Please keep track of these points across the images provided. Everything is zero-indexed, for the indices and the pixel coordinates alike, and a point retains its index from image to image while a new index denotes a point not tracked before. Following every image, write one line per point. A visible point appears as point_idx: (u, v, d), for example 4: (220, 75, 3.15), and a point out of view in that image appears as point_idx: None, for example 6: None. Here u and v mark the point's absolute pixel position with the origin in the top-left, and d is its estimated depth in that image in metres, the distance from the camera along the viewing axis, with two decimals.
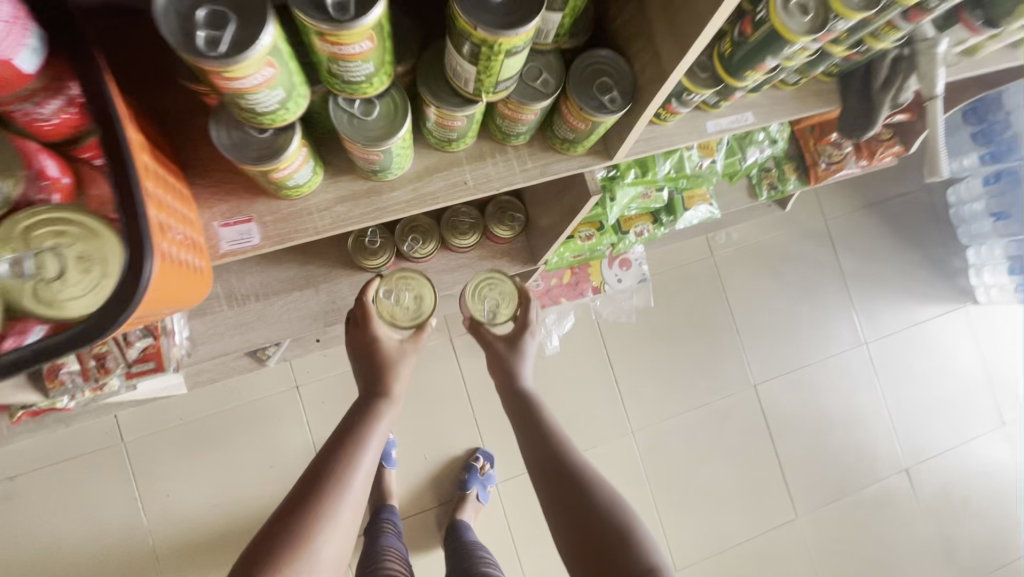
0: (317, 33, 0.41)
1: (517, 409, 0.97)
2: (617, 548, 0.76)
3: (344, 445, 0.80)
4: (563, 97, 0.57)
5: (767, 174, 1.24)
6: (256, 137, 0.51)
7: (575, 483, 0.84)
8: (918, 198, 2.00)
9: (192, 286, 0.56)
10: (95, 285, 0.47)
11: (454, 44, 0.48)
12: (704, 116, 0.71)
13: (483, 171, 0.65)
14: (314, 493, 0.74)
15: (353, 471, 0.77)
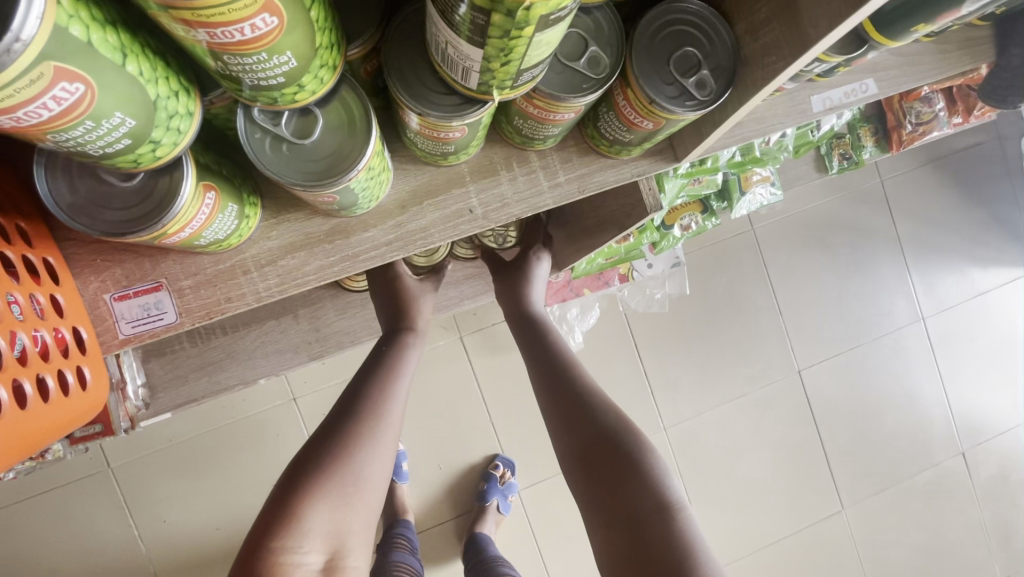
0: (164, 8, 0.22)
1: (527, 337, 0.82)
2: (650, 500, 0.63)
3: (370, 376, 0.71)
4: (619, 83, 0.38)
5: (840, 142, 1.01)
6: (122, 187, 0.35)
7: (602, 420, 0.69)
8: (986, 149, 1.76)
9: (61, 408, 0.42)
10: None
11: (440, 11, 0.27)
12: (809, 90, 0.51)
13: (495, 191, 0.46)
14: (341, 427, 0.64)
15: (388, 401, 0.68)
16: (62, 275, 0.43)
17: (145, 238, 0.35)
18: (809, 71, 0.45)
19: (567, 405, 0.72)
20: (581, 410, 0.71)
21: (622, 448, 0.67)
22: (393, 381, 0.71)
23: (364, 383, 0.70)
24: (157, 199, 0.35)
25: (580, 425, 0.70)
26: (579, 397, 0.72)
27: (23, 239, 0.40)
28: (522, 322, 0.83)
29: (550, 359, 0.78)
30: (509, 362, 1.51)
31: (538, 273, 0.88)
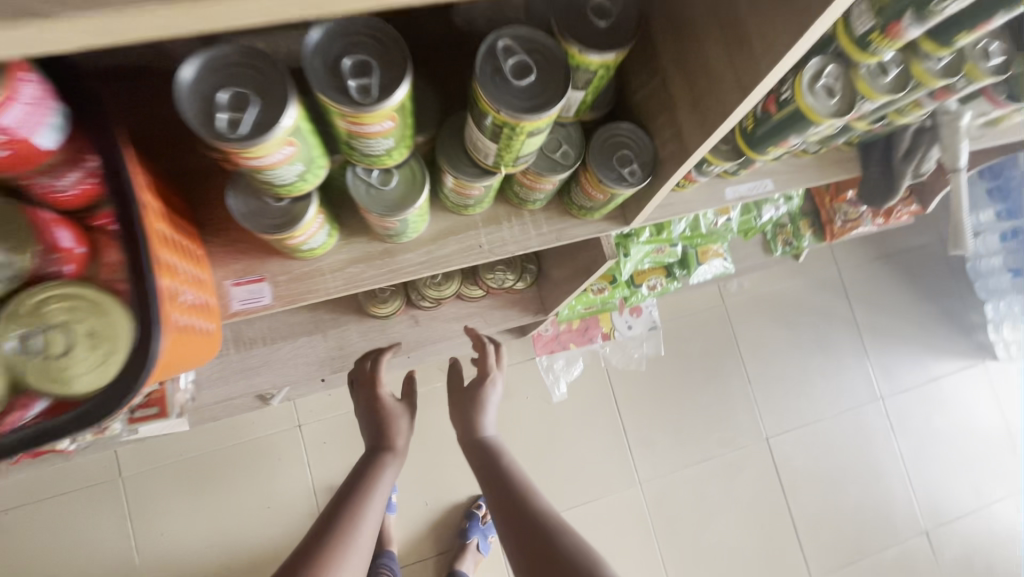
0: (338, 113, 0.41)
1: (485, 464, 0.87)
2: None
3: (351, 487, 0.77)
4: (583, 168, 0.58)
5: (782, 231, 1.23)
6: (273, 206, 0.53)
7: (559, 534, 0.75)
8: (932, 251, 1.99)
9: (203, 347, 0.53)
10: (100, 365, 0.39)
11: (475, 120, 0.47)
12: (722, 183, 0.72)
13: (498, 235, 0.65)
14: (316, 550, 0.68)
15: (360, 523, 0.72)
16: (203, 264, 0.56)
17: (276, 239, 0.53)
18: (711, 169, 0.65)
19: (524, 523, 0.77)
20: (540, 527, 0.76)
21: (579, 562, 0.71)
22: (367, 503, 0.75)
23: (341, 505, 0.74)
24: (292, 216, 0.53)
25: (540, 538, 0.74)
26: (538, 515, 0.78)
27: (188, 233, 0.53)
28: (481, 447, 0.89)
29: (511, 475, 0.84)
30: None
31: (491, 399, 0.95)
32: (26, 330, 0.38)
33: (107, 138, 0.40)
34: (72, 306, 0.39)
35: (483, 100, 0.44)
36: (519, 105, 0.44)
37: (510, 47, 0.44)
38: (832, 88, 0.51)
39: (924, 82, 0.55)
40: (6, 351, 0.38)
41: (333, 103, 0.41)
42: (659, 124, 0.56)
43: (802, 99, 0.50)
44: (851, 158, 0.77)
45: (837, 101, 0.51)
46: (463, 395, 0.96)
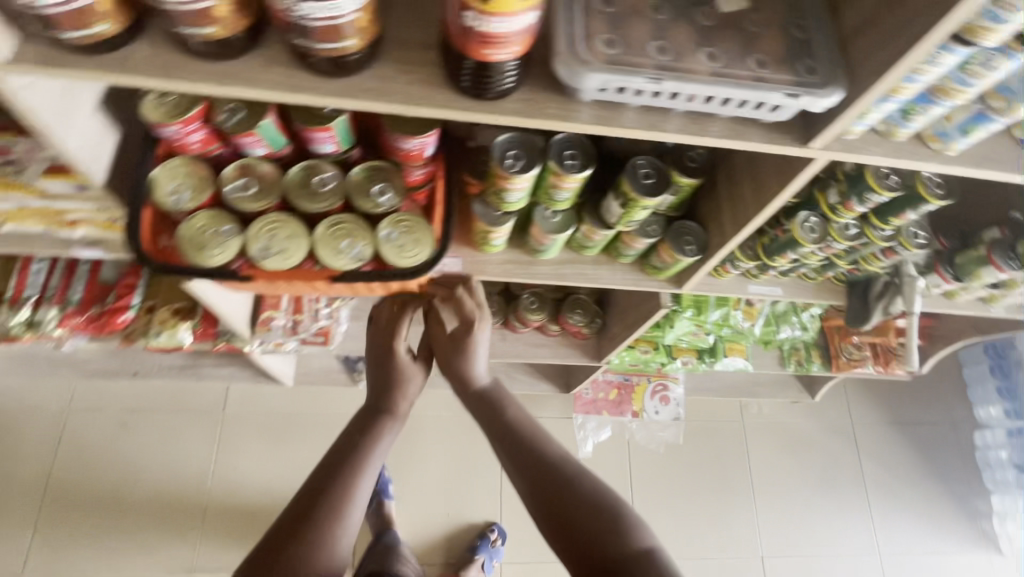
0: (555, 172, 0.81)
1: (488, 417, 0.86)
2: (613, 556, 0.68)
3: (350, 446, 0.80)
4: (662, 240, 0.96)
5: (796, 352, 1.55)
6: (492, 213, 0.91)
7: (558, 478, 0.75)
8: (945, 430, 2.18)
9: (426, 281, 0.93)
10: (417, 254, 0.79)
11: (613, 194, 0.87)
12: (747, 281, 1.08)
13: (599, 270, 1.04)
14: (318, 503, 0.71)
15: (360, 476, 0.75)
16: None
17: (484, 230, 0.92)
18: (739, 265, 1.03)
19: (528, 464, 0.78)
20: (538, 473, 0.76)
21: (578, 503, 0.72)
22: (366, 457, 0.78)
23: (342, 460, 0.77)
24: (502, 221, 0.91)
25: (540, 483, 0.75)
26: (537, 457, 0.78)
27: None
28: (481, 403, 0.87)
29: (505, 425, 0.84)
30: None
31: (482, 340, 0.91)
32: (389, 228, 0.79)
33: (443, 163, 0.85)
34: (411, 225, 0.80)
35: (624, 184, 0.83)
36: (643, 190, 0.82)
37: (648, 162, 0.83)
38: (815, 228, 0.90)
39: (874, 240, 0.92)
40: (380, 235, 0.79)
41: (556, 166, 0.80)
42: (712, 225, 0.93)
43: (795, 229, 0.89)
44: (840, 289, 1.13)
45: (817, 235, 0.89)
46: (452, 348, 0.91)
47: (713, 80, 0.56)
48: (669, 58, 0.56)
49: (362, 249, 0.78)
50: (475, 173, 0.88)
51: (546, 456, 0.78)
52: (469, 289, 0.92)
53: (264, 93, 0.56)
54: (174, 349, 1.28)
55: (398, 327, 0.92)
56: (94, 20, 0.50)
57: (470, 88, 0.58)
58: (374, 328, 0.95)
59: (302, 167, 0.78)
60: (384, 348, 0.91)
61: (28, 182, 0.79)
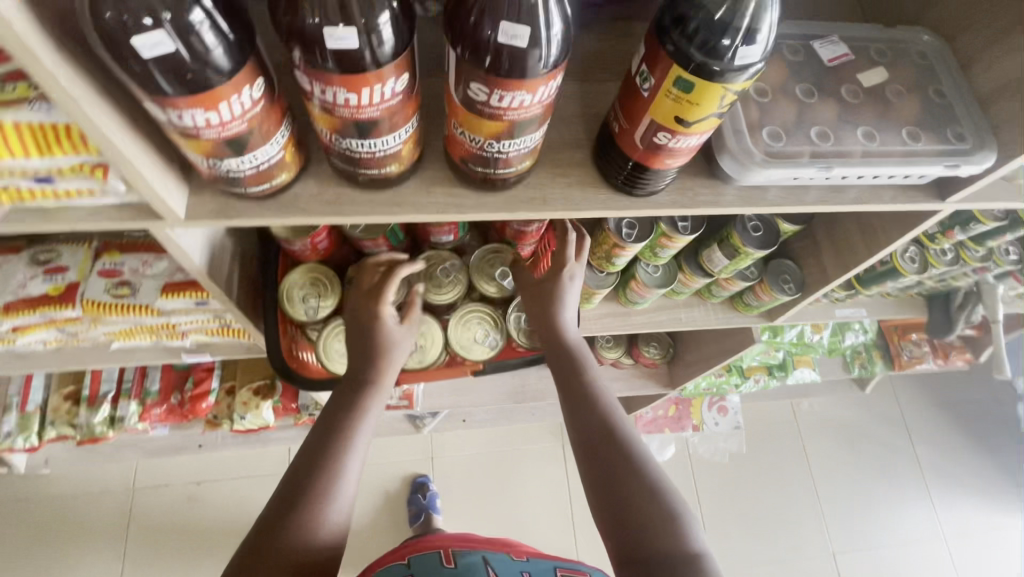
0: (667, 234, 0.81)
1: (564, 368, 0.76)
2: (668, 557, 0.63)
3: (336, 418, 0.68)
4: (759, 281, 0.97)
5: (858, 356, 1.59)
6: (595, 274, 0.93)
7: (620, 459, 0.69)
8: (989, 405, 2.22)
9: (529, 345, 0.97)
10: None
11: (718, 246, 0.87)
12: (833, 306, 1.09)
13: (691, 312, 1.05)
14: (300, 492, 0.63)
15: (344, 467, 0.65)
16: None
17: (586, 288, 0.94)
18: (832, 293, 1.03)
19: (590, 434, 0.72)
20: (597, 451, 0.71)
21: (640, 491, 0.67)
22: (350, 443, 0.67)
23: (326, 442, 0.67)
24: (606, 282, 0.93)
25: (600, 461, 0.70)
26: (601, 429, 0.72)
27: None
28: (560, 351, 0.76)
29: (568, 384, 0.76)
30: None
31: (574, 287, 0.75)
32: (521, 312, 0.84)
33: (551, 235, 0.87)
34: None
35: (734, 236, 0.83)
36: (755, 242, 0.83)
37: (754, 215, 0.85)
38: (915, 258, 0.91)
39: (968, 260, 0.94)
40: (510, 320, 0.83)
41: (669, 227, 0.80)
42: (808, 262, 0.94)
43: (896, 259, 0.90)
44: (918, 301, 1.15)
45: (918, 265, 0.90)
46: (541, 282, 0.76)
47: (874, 161, 0.57)
48: (830, 143, 0.58)
49: (497, 335, 0.81)
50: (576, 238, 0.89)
51: (607, 430, 0.72)
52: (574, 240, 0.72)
53: (433, 215, 0.56)
54: (259, 429, 1.27)
55: (388, 282, 0.69)
56: (276, 172, 0.50)
57: (623, 186, 0.59)
58: (363, 283, 0.72)
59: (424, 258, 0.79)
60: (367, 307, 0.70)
61: (145, 303, 0.77)
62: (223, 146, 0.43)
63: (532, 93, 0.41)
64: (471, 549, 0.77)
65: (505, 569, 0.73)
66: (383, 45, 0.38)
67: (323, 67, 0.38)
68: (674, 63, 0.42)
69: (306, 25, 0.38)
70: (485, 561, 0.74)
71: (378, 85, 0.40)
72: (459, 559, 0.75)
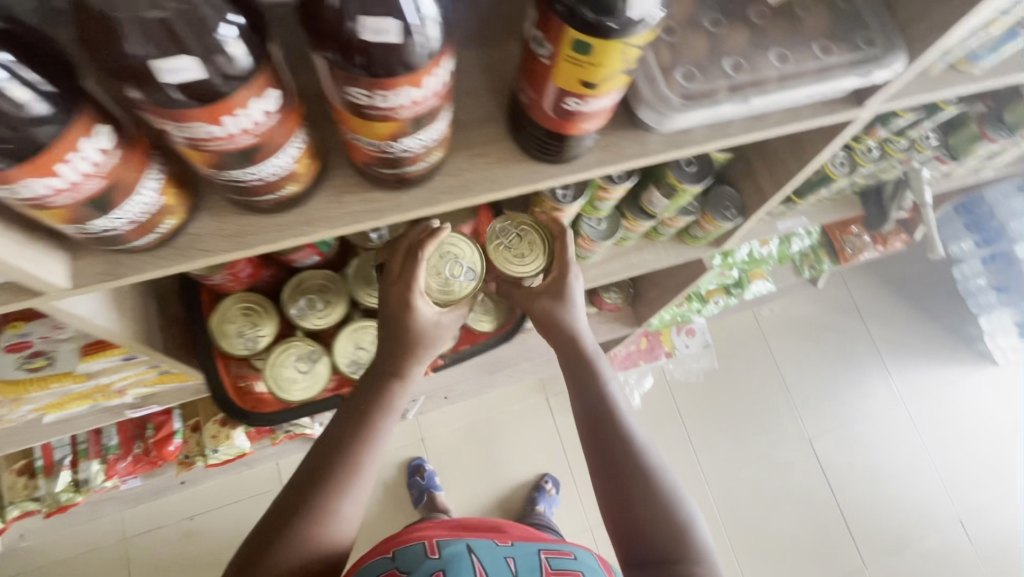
0: (602, 187, 0.80)
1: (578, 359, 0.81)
2: (655, 554, 0.70)
3: (348, 441, 0.71)
4: (701, 212, 0.97)
5: (807, 257, 1.65)
6: None
7: (622, 464, 0.75)
8: (928, 275, 2.37)
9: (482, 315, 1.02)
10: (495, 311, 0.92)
11: (655, 187, 0.86)
12: (776, 220, 1.12)
13: (643, 255, 1.05)
14: (323, 482, 0.69)
15: (361, 466, 0.70)
16: None
17: None
18: (771, 210, 1.05)
19: (603, 425, 0.78)
20: (604, 454, 0.77)
21: (637, 489, 0.73)
22: (375, 439, 0.72)
23: (350, 439, 0.71)
24: None
25: (613, 454, 0.76)
26: (610, 424, 0.77)
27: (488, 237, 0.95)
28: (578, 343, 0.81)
29: (578, 378, 0.81)
30: None
31: (580, 290, 0.80)
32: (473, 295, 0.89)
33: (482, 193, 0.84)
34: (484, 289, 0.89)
35: (669, 176, 0.83)
36: (688, 178, 0.82)
37: None
38: (843, 161, 0.92)
39: (893, 154, 0.96)
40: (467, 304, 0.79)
41: (601, 181, 0.79)
42: (745, 186, 0.95)
43: (827, 167, 0.91)
44: (852, 200, 1.19)
45: (847, 168, 0.92)
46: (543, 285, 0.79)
47: (790, 84, 0.58)
48: (745, 73, 0.58)
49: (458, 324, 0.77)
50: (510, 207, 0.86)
51: (611, 435, 0.77)
52: (571, 237, 0.77)
53: (351, 225, 0.52)
54: (237, 457, 1.23)
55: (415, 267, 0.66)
56: (161, 218, 0.45)
57: (543, 155, 0.55)
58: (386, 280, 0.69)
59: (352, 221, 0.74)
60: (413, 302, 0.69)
61: (66, 370, 0.71)
62: (83, 208, 0.37)
63: (420, 87, 0.37)
64: (454, 538, 0.78)
65: (491, 557, 0.76)
66: (237, 63, 0.34)
67: (170, 106, 0.33)
68: (564, 25, 0.39)
69: (127, 57, 0.32)
70: (469, 550, 0.76)
71: (243, 111, 0.35)
72: (443, 549, 0.75)
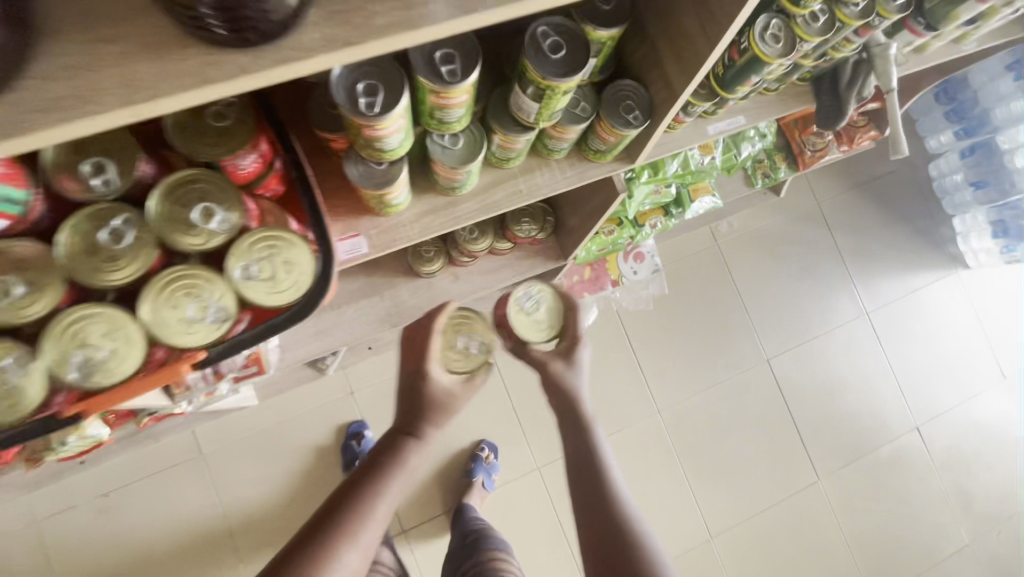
0: (431, 90, 0.58)
1: (574, 429, 0.82)
2: None
3: (360, 492, 0.67)
4: (598, 119, 0.74)
5: (760, 165, 1.42)
6: (376, 169, 0.68)
7: (610, 532, 0.71)
8: (901, 174, 2.17)
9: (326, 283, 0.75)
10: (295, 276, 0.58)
11: (520, 86, 0.63)
12: (705, 122, 0.89)
13: (534, 181, 0.82)
14: (325, 532, 0.63)
15: (372, 516, 0.66)
16: None
17: (379, 194, 0.69)
18: (694, 110, 0.83)
19: (592, 488, 0.76)
20: (593, 519, 0.73)
21: (624, 556, 0.69)
22: (388, 488, 0.68)
23: (363, 488, 0.67)
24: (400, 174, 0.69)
25: (602, 521, 0.73)
26: (601, 489, 0.75)
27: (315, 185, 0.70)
28: (573, 411, 0.82)
29: (573, 439, 0.81)
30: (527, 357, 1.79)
31: (586, 360, 0.86)
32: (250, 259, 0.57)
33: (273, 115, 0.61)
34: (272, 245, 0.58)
35: (531, 70, 0.60)
36: (557, 72, 0.60)
37: (552, 29, 0.59)
38: (778, 36, 0.69)
39: (848, 23, 0.72)
40: (233, 276, 0.53)
41: (428, 82, 0.57)
42: (652, 78, 0.72)
43: (756, 47, 0.68)
44: (803, 91, 0.96)
45: (782, 45, 0.69)
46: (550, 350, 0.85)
47: None
48: None
49: (219, 304, 0.53)
50: (329, 126, 0.65)
51: (602, 499, 0.75)
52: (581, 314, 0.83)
53: None
54: (97, 446, 1.06)
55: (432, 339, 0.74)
56: None
57: (232, 34, 0.33)
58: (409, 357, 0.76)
59: (62, 148, 0.51)
60: (426, 368, 0.73)
61: None
62: None
63: None
64: None
65: None
66: None
67: None
68: None
69: None
70: None
71: None
72: None
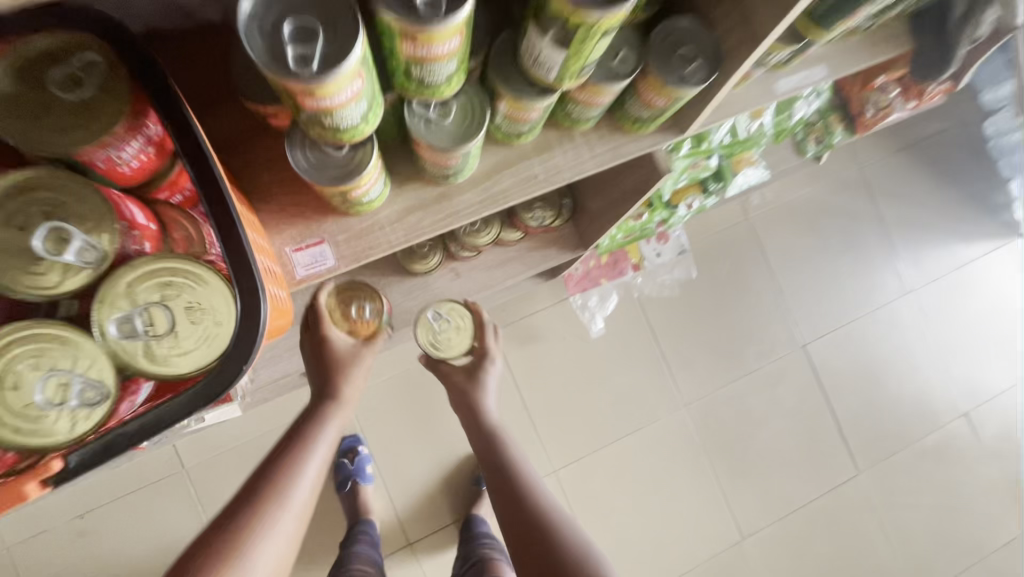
0: (402, 34, 0.38)
1: (485, 442, 0.88)
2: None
3: (275, 463, 0.64)
4: (641, 75, 0.53)
5: (812, 129, 1.20)
6: (334, 155, 0.49)
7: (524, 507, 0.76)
8: (954, 133, 1.93)
9: (281, 318, 0.54)
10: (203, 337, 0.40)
11: (537, 27, 0.43)
12: (774, 77, 0.68)
13: (552, 162, 0.61)
14: (239, 508, 0.59)
15: (292, 481, 0.62)
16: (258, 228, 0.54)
17: (342, 190, 0.50)
18: (767, 61, 0.62)
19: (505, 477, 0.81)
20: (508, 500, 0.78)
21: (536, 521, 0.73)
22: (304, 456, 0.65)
23: (278, 459, 0.65)
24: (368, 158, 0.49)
25: (515, 500, 0.77)
26: (512, 474, 0.81)
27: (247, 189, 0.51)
28: (480, 430, 0.90)
29: (486, 446, 0.88)
30: (539, 351, 1.61)
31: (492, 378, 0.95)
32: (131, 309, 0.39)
33: (159, 76, 0.40)
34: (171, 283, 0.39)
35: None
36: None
37: None
38: None
39: None
40: (109, 336, 0.38)
41: (395, 20, 0.37)
42: (722, 13, 0.53)
43: None
44: (897, 32, 0.74)
45: None
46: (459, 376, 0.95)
47: None
48: None
49: (95, 379, 0.38)
50: (267, 96, 0.47)
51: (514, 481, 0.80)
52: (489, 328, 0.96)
53: None
54: None
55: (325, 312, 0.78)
56: None
57: None
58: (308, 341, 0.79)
59: None
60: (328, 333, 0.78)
61: None
62: None
63: None
64: None
65: None
66: None
67: None
68: None
69: None
70: None
71: None
72: None
